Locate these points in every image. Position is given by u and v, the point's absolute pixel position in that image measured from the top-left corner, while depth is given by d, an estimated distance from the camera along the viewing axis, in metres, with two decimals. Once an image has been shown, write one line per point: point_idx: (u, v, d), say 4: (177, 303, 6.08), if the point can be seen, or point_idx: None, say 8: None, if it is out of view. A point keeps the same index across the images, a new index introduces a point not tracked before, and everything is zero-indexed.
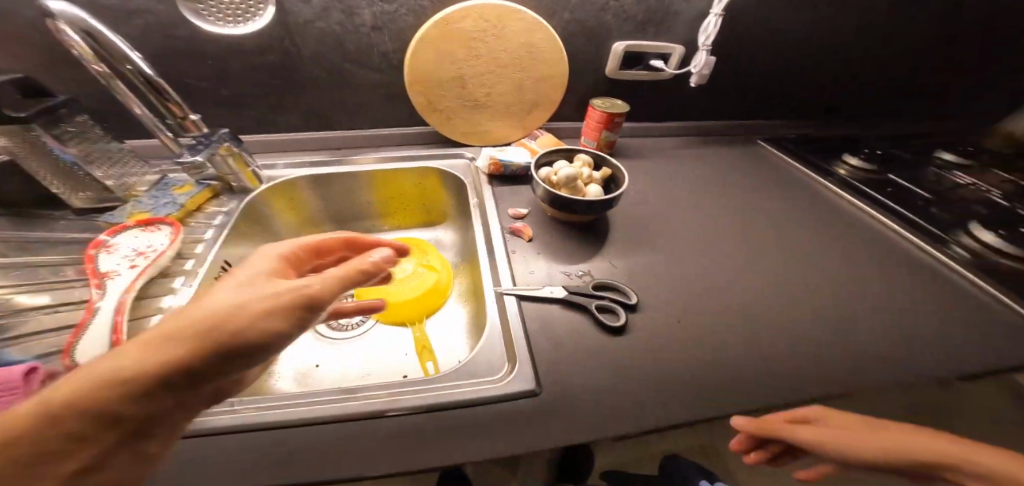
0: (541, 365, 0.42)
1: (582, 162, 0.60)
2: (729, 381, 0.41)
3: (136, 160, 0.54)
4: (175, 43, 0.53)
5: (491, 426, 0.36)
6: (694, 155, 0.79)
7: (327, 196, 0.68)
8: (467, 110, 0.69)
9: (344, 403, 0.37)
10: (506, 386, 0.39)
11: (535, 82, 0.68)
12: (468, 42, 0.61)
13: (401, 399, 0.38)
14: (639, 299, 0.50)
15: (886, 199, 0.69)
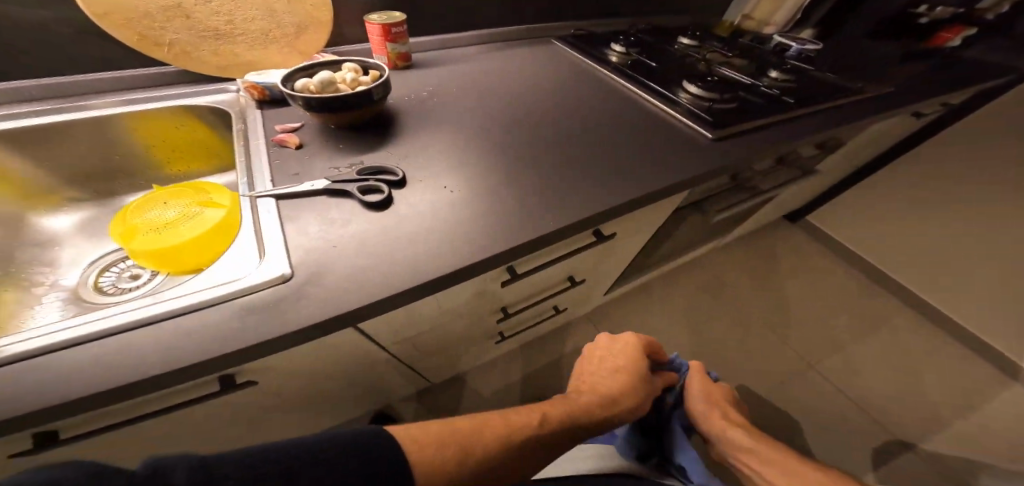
0: (298, 251, 0.41)
1: (348, 69, 0.58)
2: (480, 221, 0.46)
3: None
4: None
5: (229, 311, 0.35)
6: (492, 57, 0.83)
7: (49, 156, 0.56)
8: (212, 44, 0.62)
9: (29, 342, 0.31)
10: (252, 279, 0.37)
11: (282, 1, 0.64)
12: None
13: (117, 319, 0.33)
14: (409, 176, 0.52)
15: (632, 71, 0.82)
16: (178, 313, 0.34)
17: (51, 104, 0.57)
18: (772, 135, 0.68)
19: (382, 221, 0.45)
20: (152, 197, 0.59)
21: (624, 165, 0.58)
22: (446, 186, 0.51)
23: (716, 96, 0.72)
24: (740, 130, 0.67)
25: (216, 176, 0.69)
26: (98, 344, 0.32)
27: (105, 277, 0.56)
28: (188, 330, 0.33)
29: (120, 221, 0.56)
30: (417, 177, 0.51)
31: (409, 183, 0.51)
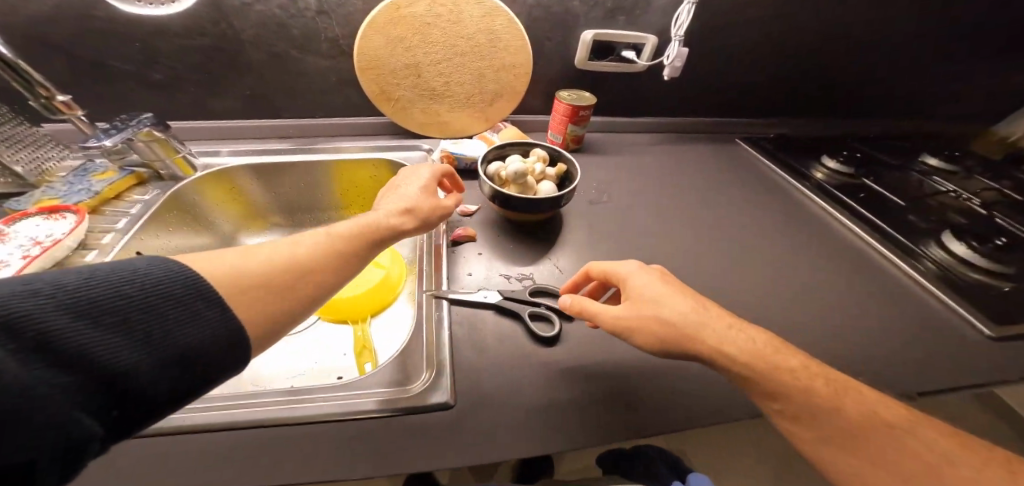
0: (458, 377, 0.39)
1: (537, 156, 0.56)
2: (659, 401, 0.38)
3: (52, 144, 0.54)
4: (102, 22, 0.50)
5: (386, 445, 0.33)
6: (666, 153, 0.76)
7: (274, 187, 0.66)
8: (426, 101, 0.64)
9: (230, 412, 0.34)
10: (419, 396, 0.36)
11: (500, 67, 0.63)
12: (423, 20, 0.56)
13: (297, 408, 0.35)
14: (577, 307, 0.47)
15: (858, 204, 0.64)
16: (354, 419, 0.34)
17: (286, 145, 0.66)
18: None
19: (548, 364, 0.40)
20: None
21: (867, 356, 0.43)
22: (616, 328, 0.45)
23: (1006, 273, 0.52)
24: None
25: None
26: (285, 440, 0.33)
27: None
28: (358, 442, 0.33)
29: None
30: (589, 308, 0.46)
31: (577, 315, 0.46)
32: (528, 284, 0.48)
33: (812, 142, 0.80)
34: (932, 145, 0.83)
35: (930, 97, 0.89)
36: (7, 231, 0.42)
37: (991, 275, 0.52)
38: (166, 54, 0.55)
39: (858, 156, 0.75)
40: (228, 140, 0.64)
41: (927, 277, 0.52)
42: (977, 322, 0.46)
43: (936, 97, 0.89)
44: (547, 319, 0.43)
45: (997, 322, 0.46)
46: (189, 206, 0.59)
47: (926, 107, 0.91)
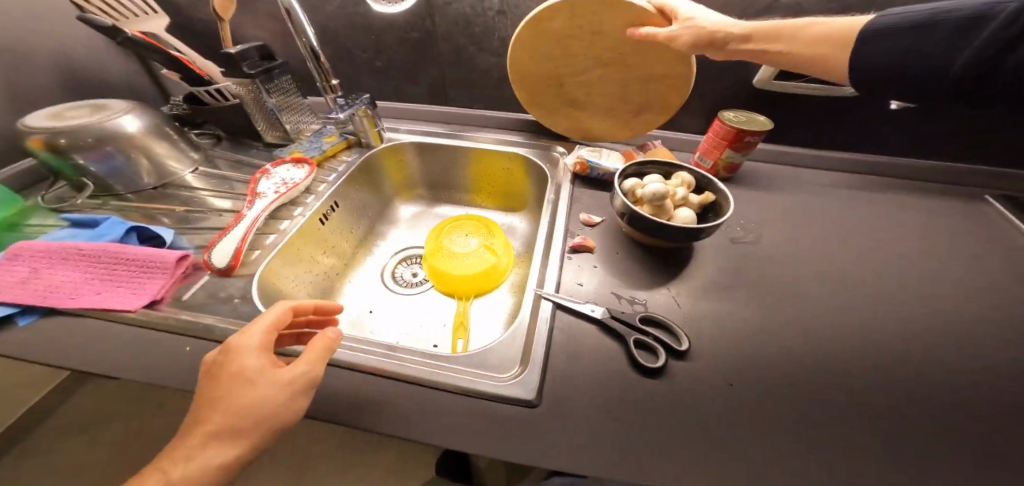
0: (549, 381, 0.39)
1: (680, 180, 0.51)
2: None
3: (309, 112, 0.71)
4: (344, 19, 0.64)
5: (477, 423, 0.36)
6: (851, 198, 0.60)
7: (429, 166, 0.77)
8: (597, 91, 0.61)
9: (353, 353, 0.41)
10: (508, 388, 0.38)
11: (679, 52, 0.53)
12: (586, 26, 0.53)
13: (404, 367, 0.40)
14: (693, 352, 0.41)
15: None
16: (450, 388, 0.38)
17: (447, 131, 0.76)
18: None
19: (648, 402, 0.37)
20: (457, 222, 0.72)
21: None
22: (735, 384, 0.38)
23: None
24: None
25: (499, 215, 0.79)
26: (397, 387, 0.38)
27: (400, 268, 0.71)
28: (453, 409, 0.37)
29: (436, 234, 0.70)
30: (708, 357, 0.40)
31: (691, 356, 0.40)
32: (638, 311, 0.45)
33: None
34: None
35: None
36: (271, 171, 0.59)
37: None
38: (379, 45, 0.68)
39: None
40: (407, 118, 0.77)
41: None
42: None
43: None
44: (652, 349, 0.40)
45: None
46: (371, 172, 0.72)
47: None
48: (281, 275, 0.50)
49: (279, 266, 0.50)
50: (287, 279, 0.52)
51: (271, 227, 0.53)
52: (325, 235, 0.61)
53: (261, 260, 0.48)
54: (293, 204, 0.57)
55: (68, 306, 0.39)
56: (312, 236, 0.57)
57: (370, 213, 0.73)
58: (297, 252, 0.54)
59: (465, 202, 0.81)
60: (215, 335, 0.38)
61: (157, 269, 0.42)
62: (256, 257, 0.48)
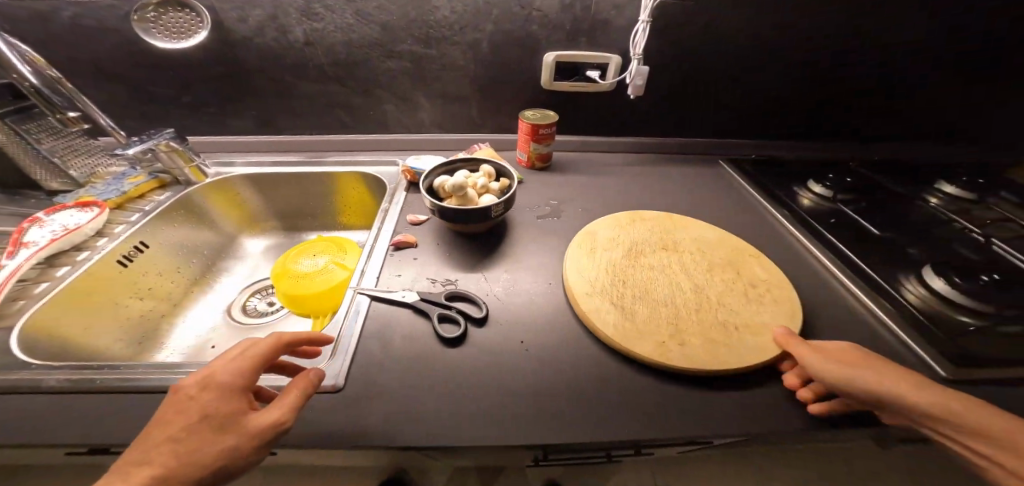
0: (355, 367, 0.41)
1: (483, 172, 0.59)
2: (543, 415, 0.37)
3: (105, 153, 0.64)
4: (138, 57, 0.62)
5: (268, 418, 0.36)
6: (636, 173, 0.75)
7: (269, 196, 0.75)
8: (642, 327, 0.42)
9: (137, 377, 0.38)
10: (315, 378, 0.39)
11: (745, 341, 0.40)
12: (660, 336, 0.41)
13: (201, 379, 0.38)
14: (491, 315, 0.48)
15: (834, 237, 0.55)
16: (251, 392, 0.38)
17: (285, 159, 0.76)
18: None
19: (443, 360, 0.42)
20: (304, 246, 0.71)
21: (784, 386, 0.38)
22: (522, 339, 0.45)
23: (989, 312, 0.42)
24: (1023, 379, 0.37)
25: (359, 233, 0.80)
26: None
27: (251, 300, 0.69)
28: None
29: (282, 260, 0.69)
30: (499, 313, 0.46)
31: (489, 322, 0.46)
32: (449, 289, 0.50)
33: (806, 167, 0.74)
34: (959, 170, 0.73)
35: (964, 119, 0.79)
36: (45, 218, 0.52)
37: (968, 314, 0.43)
38: (187, 81, 0.66)
39: (849, 180, 0.68)
40: (239, 151, 0.75)
41: (887, 314, 0.43)
42: (929, 360, 0.38)
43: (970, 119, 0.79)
44: (452, 321, 0.45)
45: (958, 362, 0.38)
46: (197, 211, 0.68)
47: (960, 130, 0.81)
48: (61, 326, 0.46)
49: (55, 317, 0.45)
50: (79, 331, 0.47)
51: (47, 274, 0.48)
52: (131, 280, 0.56)
53: (27, 308, 0.44)
54: (79, 250, 0.52)
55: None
56: (107, 283, 0.52)
57: (205, 252, 0.69)
58: (84, 301, 0.49)
59: (320, 226, 0.80)
60: None
61: None
62: (18, 307, 0.44)
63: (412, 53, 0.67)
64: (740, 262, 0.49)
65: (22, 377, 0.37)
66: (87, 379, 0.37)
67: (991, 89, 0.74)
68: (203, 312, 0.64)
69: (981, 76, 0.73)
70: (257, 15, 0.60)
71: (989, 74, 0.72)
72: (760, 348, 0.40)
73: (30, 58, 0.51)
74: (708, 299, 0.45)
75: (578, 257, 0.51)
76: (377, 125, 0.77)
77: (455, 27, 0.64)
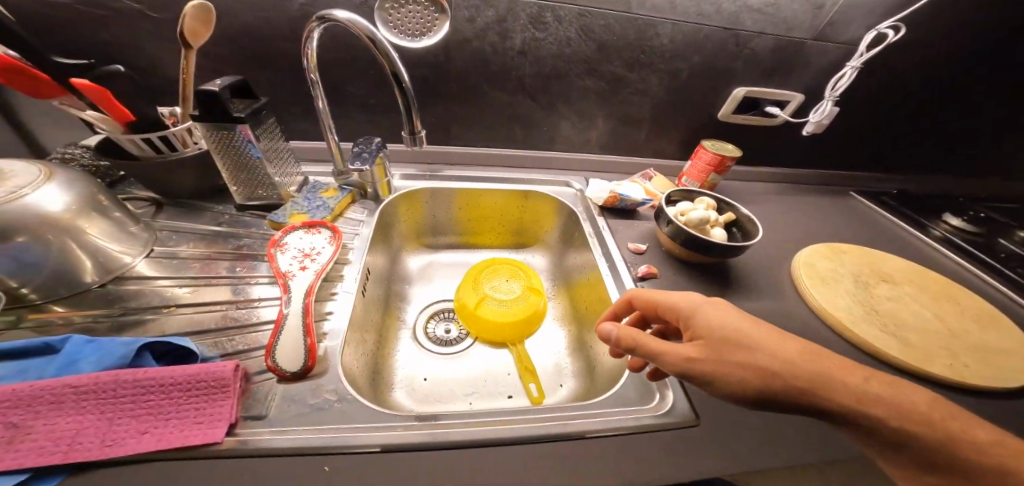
0: (691, 404, 0.42)
1: (705, 204, 0.60)
2: None
3: (292, 159, 0.56)
4: (344, 54, 0.55)
5: (657, 460, 0.36)
6: (788, 203, 0.80)
7: (440, 210, 0.72)
8: (925, 352, 0.49)
9: (505, 426, 0.37)
10: (667, 413, 0.40)
11: (1009, 363, 0.49)
12: (945, 360, 0.48)
13: (566, 425, 0.38)
14: None
15: (1006, 268, 0.66)
16: (620, 435, 0.38)
17: (456, 173, 0.72)
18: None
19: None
20: (492, 268, 0.68)
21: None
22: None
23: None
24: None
25: (520, 252, 0.78)
26: (563, 448, 0.36)
27: (431, 326, 0.65)
28: (627, 453, 0.37)
29: (473, 285, 0.66)
30: None
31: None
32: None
33: (935, 201, 0.83)
34: None
35: None
36: (283, 242, 0.47)
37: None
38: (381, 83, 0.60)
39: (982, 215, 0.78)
40: (406, 164, 0.71)
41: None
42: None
43: None
44: None
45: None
46: (385, 226, 0.64)
47: None
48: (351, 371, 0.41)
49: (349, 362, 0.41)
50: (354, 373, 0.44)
51: (320, 311, 0.43)
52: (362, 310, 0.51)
53: (333, 351, 0.40)
54: (328, 280, 0.47)
55: (103, 458, 0.27)
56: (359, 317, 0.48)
57: (387, 276, 0.65)
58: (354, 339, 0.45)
59: (478, 245, 0.78)
60: (345, 445, 0.33)
61: (204, 394, 0.31)
62: (326, 350, 0.40)
63: (614, 74, 0.67)
64: (955, 293, 0.59)
65: (398, 431, 0.35)
66: (464, 432, 0.36)
67: None
68: (405, 346, 0.61)
69: None
70: (484, 17, 0.56)
71: None
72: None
73: (310, 57, 0.42)
74: (957, 325, 0.53)
75: (823, 289, 0.56)
76: (545, 141, 0.75)
77: (667, 55, 0.65)
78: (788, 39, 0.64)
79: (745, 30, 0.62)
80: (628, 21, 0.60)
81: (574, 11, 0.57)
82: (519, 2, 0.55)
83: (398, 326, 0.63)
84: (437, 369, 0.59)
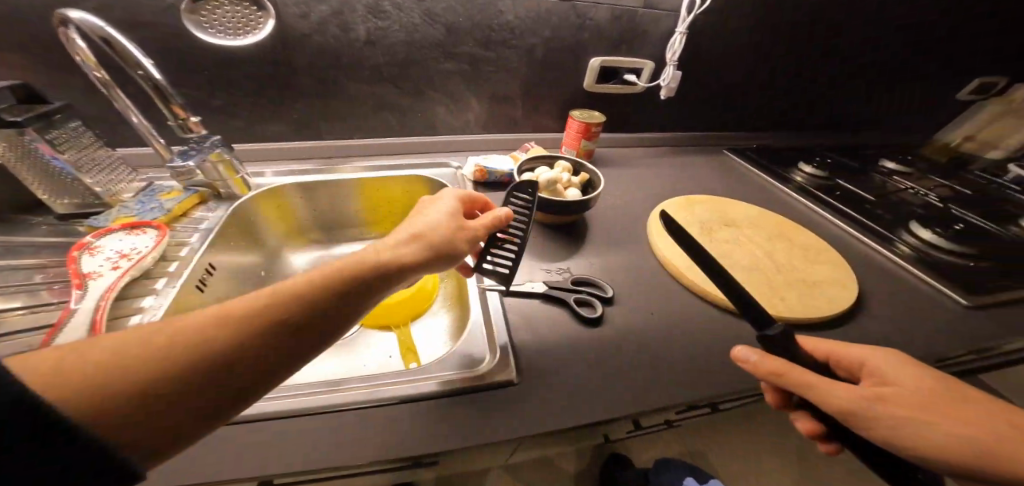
0: (519, 359, 0.43)
1: (562, 167, 0.63)
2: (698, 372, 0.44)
3: (125, 167, 0.55)
4: (171, 55, 0.54)
5: (465, 413, 0.37)
6: (664, 165, 0.85)
7: (314, 204, 0.68)
8: (751, 289, 0.50)
9: (312, 397, 0.37)
10: (487, 373, 0.40)
11: (823, 289, 0.51)
12: (767, 296, 0.50)
13: (378, 391, 0.38)
14: (614, 294, 0.53)
15: (843, 206, 0.70)
16: (433, 397, 0.38)
17: (330, 165, 0.70)
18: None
19: (598, 339, 0.46)
20: None
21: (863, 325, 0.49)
22: (651, 310, 0.51)
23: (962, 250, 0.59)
24: (1005, 297, 0.53)
25: None
26: (368, 415, 0.36)
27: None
28: (436, 410, 0.37)
29: None
30: (623, 293, 0.52)
31: (617, 300, 0.52)
32: (569, 276, 0.54)
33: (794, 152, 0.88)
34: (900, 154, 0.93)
35: (896, 113, 1.00)
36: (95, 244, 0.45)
37: (952, 254, 0.59)
38: (226, 83, 0.59)
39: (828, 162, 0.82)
40: (275, 161, 0.68)
41: (899, 258, 0.59)
42: (939, 289, 0.53)
43: (901, 112, 1.00)
44: (591, 303, 0.49)
45: (963, 287, 0.53)
46: (247, 226, 0.61)
47: (892, 123, 1.03)
48: None
49: None
50: None
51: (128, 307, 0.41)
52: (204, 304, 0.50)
53: None
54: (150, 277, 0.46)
55: None
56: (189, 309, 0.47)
57: (257, 273, 0.63)
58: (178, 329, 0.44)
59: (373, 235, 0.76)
60: None
61: None
62: None
63: (471, 55, 0.68)
64: (789, 231, 0.61)
65: None
66: (262, 410, 0.35)
67: (902, 89, 0.95)
68: None
69: (908, 79, 0.94)
70: (318, 11, 0.56)
71: (915, 77, 0.93)
72: (842, 288, 0.52)
73: (83, 55, 0.42)
74: (783, 260, 0.56)
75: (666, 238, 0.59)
76: (423, 128, 0.75)
77: (517, 32, 0.68)
78: (623, 9, 0.68)
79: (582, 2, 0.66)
80: (465, 3, 0.62)
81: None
82: None
83: None
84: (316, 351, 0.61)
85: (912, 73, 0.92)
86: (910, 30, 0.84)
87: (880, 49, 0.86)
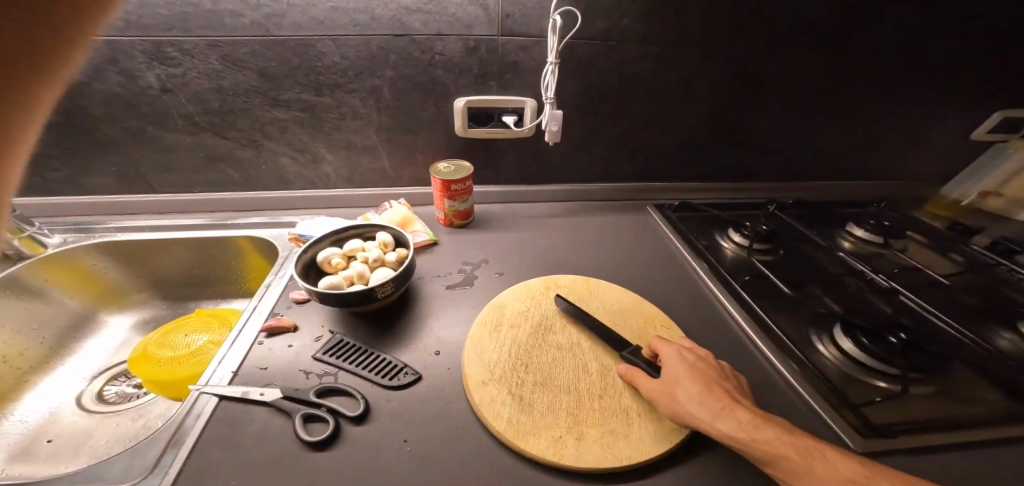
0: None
1: (379, 241, 0.52)
2: None
3: None
4: None
5: None
6: (564, 226, 0.69)
7: (135, 267, 0.65)
8: (540, 420, 0.38)
9: None
10: None
11: (646, 429, 0.37)
12: (557, 430, 0.37)
13: None
14: (372, 408, 0.40)
15: (752, 296, 0.53)
16: None
17: (160, 220, 0.67)
18: (992, 467, 0.35)
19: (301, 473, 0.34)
20: (174, 326, 0.59)
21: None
22: (408, 438, 0.37)
23: (898, 373, 0.41)
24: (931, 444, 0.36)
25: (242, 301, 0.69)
26: None
27: (110, 386, 0.56)
28: None
29: (146, 345, 0.56)
30: (385, 405, 0.40)
31: (372, 418, 0.39)
32: (325, 382, 0.42)
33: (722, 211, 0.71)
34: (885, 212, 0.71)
35: (891, 152, 0.79)
36: None
37: (882, 378, 0.41)
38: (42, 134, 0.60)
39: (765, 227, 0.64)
40: (103, 217, 0.67)
41: (797, 378, 0.42)
42: (838, 431, 0.36)
43: (899, 150, 0.78)
44: (319, 420, 0.37)
45: (865, 432, 0.36)
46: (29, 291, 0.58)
47: (889, 165, 0.81)
48: None
49: None
50: None
51: None
52: None
53: None
54: None
55: None
56: None
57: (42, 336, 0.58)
58: None
59: (213, 296, 0.69)
60: None
61: None
62: None
63: (302, 101, 0.62)
64: (650, 335, 0.47)
65: None
66: None
67: (891, 120, 0.74)
68: (43, 400, 0.53)
69: (902, 107, 0.73)
70: (90, 60, 0.54)
71: (909, 104, 0.72)
72: (670, 429, 0.37)
73: None
74: (615, 382, 0.42)
75: (479, 339, 0.46)
76: (275, 182, 0.70)
77: (350, 73, 0.59)
78: (475, 39, 0.58)
79: (421, 35, 0.57)
80: (276, 43, 0.56)
81: (200, 41, 0.54)
82: (120, 41, 0.53)
83: (48, 378, 0.56)
84: (74, 428, 0.50)
85: (903, 99, 0.72)
86: (889, 43, 0.65)
87: (850, 70, 0.67)
